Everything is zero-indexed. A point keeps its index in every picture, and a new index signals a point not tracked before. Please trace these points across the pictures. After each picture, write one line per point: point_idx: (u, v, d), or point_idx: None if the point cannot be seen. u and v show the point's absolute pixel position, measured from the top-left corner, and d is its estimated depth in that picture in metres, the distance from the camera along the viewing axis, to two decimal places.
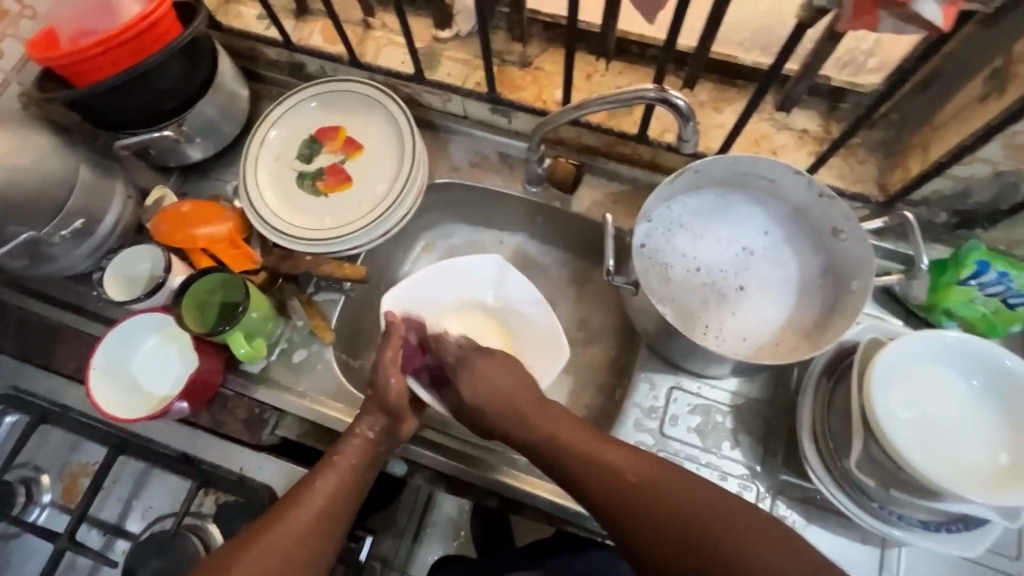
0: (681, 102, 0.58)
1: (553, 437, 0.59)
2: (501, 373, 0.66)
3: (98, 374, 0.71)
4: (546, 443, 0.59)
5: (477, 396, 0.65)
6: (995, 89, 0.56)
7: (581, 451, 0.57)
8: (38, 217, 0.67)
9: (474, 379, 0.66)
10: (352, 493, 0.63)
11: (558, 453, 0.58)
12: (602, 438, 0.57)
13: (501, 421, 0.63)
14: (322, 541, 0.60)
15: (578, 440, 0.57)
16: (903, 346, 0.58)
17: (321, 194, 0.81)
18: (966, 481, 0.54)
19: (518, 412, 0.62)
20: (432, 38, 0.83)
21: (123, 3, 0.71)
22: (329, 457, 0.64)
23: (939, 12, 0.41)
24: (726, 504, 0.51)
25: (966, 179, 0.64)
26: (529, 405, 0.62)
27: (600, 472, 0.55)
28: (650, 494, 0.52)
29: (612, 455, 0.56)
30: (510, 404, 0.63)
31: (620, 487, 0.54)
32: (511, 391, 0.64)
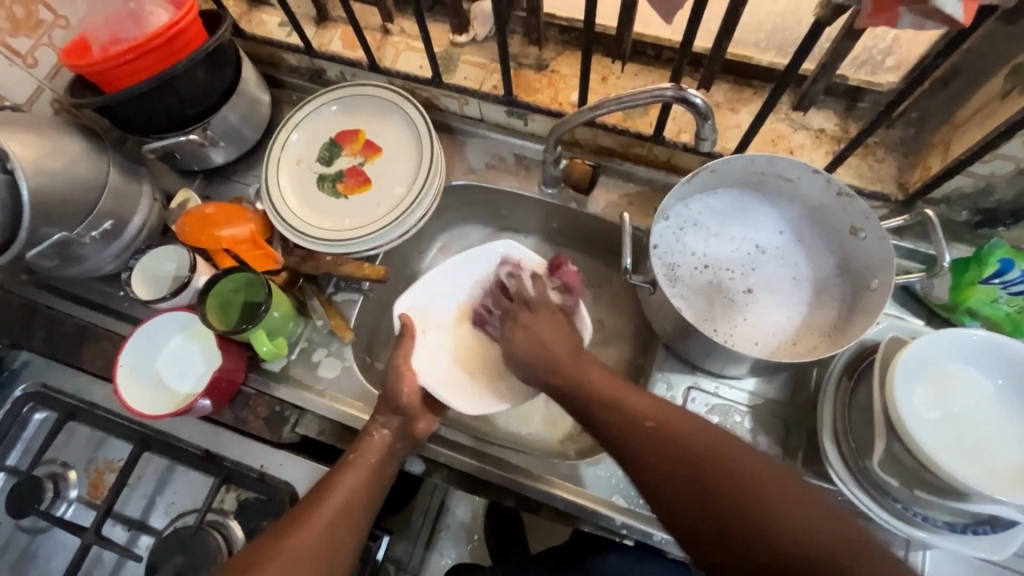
0: (699, 101, 0.58)
1: (610, 400, 0.57)
2: (548, 333, 0.65)
3: (124, 371, 0.72)
4: (601, 411, 0.57)
5: (523, 346, 0.65)
6: (1017, 86, 0.56)
7: (636, 419, 0.55)
8: (70, 219, 0.70)
9: (521, 335, 0.66)
10: (370, 492, 0.64)
11: (608, 420, 0.56)
12: (659, 405, 0.55)
13: (538, 374, 0.64)
14: (347, 535, 0.61)
15: (637, 406, 0.55)
16: (925, 344, 0.57)
17: (341, 196, 0.82)
18: (993, 481, 0.53)
19: (558, 370, 0.62)
20: (449, 43, 0.84)
21: (152, 11, 0.73)
22: (345, 460, 0.66)
23: (960, 7, 0.41)
24: (777, 476, 0.48)
25: (987, 176, 0.63)
26: (586, 373, 0.60)
27: (636, 448, 0.53)
28: (700, 464, 0.50)
29: (668, 423, 0.53)
30: (560, 365, 0.62)
31: (671, 458, 0.51)
32: (555, 346, 0.64)
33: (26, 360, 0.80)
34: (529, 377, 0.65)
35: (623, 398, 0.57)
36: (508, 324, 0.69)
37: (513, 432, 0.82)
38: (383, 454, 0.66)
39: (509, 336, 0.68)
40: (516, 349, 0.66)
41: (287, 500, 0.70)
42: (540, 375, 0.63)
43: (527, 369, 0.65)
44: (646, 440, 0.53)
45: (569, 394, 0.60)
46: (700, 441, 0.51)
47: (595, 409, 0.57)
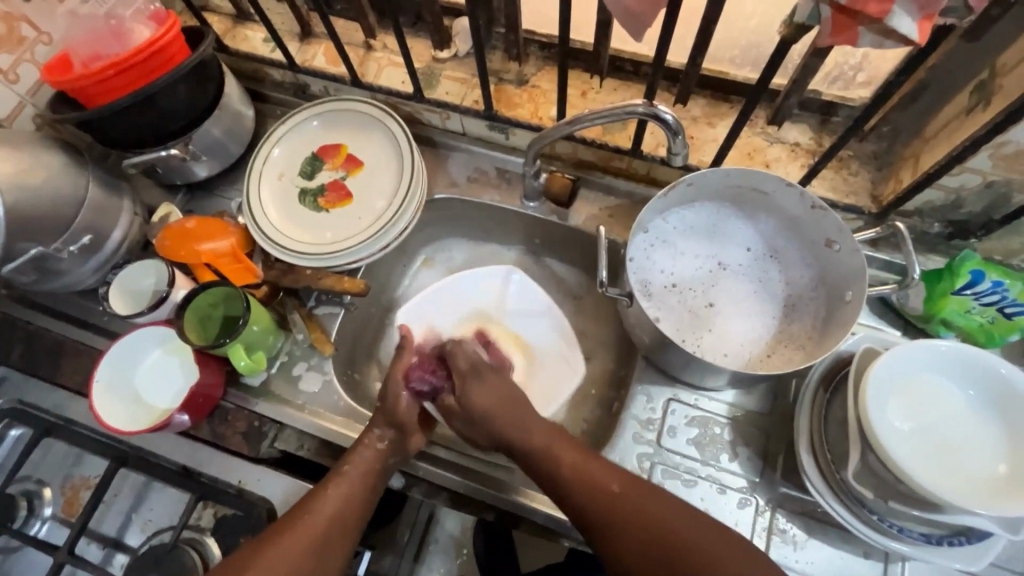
0: (669, 117, 0.59)
1: (577, 473, 0.59)
2: (502, 390, 0.68)
3: (101, 387, 0.72)
4: (576, 491, 0.58)
5: (479, 410, 0.66)
6: (980, 101, 0.57)
7: (599, 488, 0.57)
8: (47, 234, 0.69)
9: (480, 393, 0.67)
10: (360, 503, 0.64)
11: (573, 488, 0.58)
12: (618, 472, 0.58)
13: (502, 429, 0.64)
14: (335, 544, 0.61)
15: (599, 473, 0.58)
16: (898, 357, 0.57)
17: (322, 210, 0.82)
18: (965, 492, 0.53)
19: (527, 435, 0.63)
20: (431, 59, 0.85)
21: (134, 28, 0.74)
22: (343, 468, 0.65)
23: (914, 26, 0.41)
24: (731, 545, 0.52)
25: (957, 189, 0.64)
26: (553, 443, 0.62)
27: (606, 519, 0.56)
28: (658, 536, 0.53)
29: (631, 494, 0.56)
30: (530, 421, 0.64)
31: (631, 532, 0.54)
32: (503, 404, 0.66)
33: (3, 376, 0.79)
34: (488, 439, 0.67)
35: (586, 467, 0.59)
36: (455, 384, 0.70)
37: None
38: (377, 470, 0.66)
39: (465, 392, 0.68)
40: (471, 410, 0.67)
41: (265, 516, 0.69)
42: (496, 433, 0.65)
43: (485, 431, 0.66)
44: (609, 514, 0.56)
45: (535, 463, 0.62)
46: (658, 511, 0.55)
47: (567, 487, 0.58)
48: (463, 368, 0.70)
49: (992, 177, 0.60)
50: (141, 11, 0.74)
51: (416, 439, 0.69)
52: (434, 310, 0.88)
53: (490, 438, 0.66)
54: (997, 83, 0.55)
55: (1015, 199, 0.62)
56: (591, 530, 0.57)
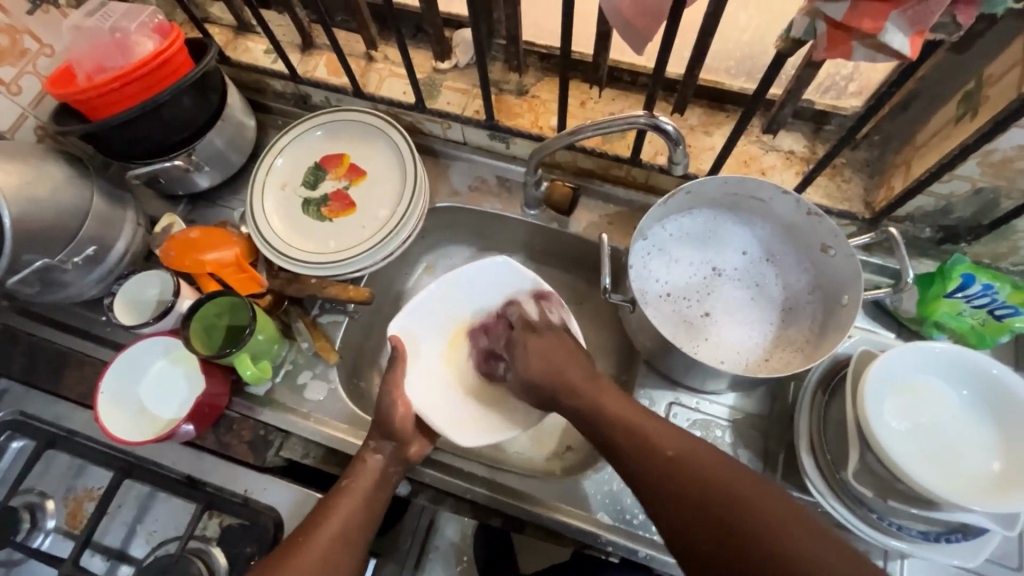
0: (670, 128, 0.61)
1: (633, 436, 0.58)
2: (552, 351, 0.67)
3: (105, 398, 0.72)
4: (633, 455, 0.57)
5: (527, 373, 0.67)
6: (968, 111, 0.59)
7: (654, 451, 0.56)
8: (51, 245, 0.70)
9: (532, 359, 0.68)
10: (365, 517, 0.64)
11: (628, 449, 0.58)
12: (676, 438, 0.57)
13: (556, 392, 0.65)
14: (345, 559, 0.61)
15: (657, 439, 0.57)
16: (893, 359, 0.59)
17: (326, 219, 0.83)
18: (961, 490, 0.54)
19: (580, 393, 0.63)
20: (432, 69, 0.86)
21: (138, 41, 0.74)
22: (340, 483, 0.65)
23: (906, 42, 0.43)
24: (783, 509, 0.50)
25: (947, 196, 0.66)
26: (601, 398, 0.62)
27: (660, 478, 0.55)
28: (713, 499, 0.52)
29: (687, 460, 0.55)
30: (570, 383, 0.64)
31: (689, 496, 0.53)
32: (554, 366, 0.66)
33: (4, 388, 0.79)
34: (535, 398, 0.68)
35: (643, 427, 0.58)
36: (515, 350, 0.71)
37: (499, 452, 0.82)
38: (377, 481, 0.66)
39: (516, 363, 0.69)
40: (522, 376, 0.68)
41: (271, 525, 0.70)
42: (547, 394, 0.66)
43: (541, 391, 0.67)
44: (666, 473, 0.55)
45: (587, 420, 0.62)
46: (716, 476, 0.53)
47: (618, 443, 0.59)
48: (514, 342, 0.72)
49: (980, 183, 0.62)
50: (145, 24, 0.75)
51: (423, 445, 0.70)
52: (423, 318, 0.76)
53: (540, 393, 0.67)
54: (985, 94, 0.57)
55: (1003, 204, 0.64)
56: (646, 489, 0.55)
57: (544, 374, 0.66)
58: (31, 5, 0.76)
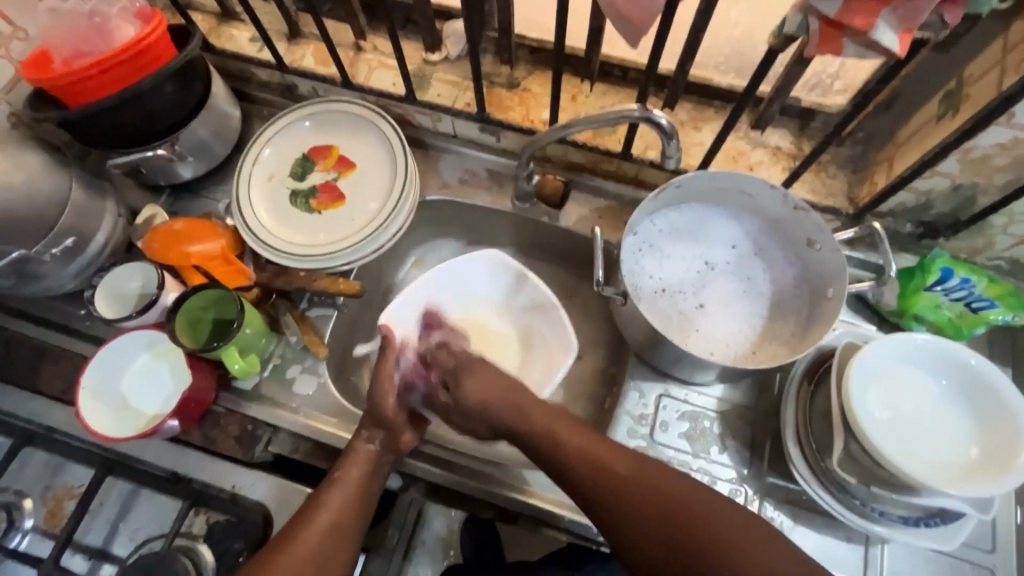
0: (664, 122, 0.61)
1: (588, 463, 0.58)
2: (497, 379, 0.67)
3: (86, 393, 0.70)
4: (582, 474, 0.58)
5: (472, 399, 0.67)
6: (949, 109, 0.61)
7: (608, 471, 0.57)
8: (28, 236, 0.67)
9: (473, 384, 0.67)
10: (356, 511, 0.64)
11: (573, 465, 0.58)
12: (627, 455, 0.58)
13: (502, 415, 0.65)
14: (337, 552, 0.60)
15: (607, 455, 0.58)
16: (876, 350, 0.61)
17: (314, 212, 0.82)
18: (939, 476, 0.56)
19: (528, 424, 0.63)
20: (422, 61, 0.85)
21: (118, 26, 0.72)
22: (330, 475, 0.65)
23: (895, 39, 0.44)
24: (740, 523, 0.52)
25: (927, 192, 0.68)
26: (553, 424, 0.62)
27: (619, 504, 0.55)
28: (656, 509, 0.54)
29: (639, 477, 0.56)
30: (523, 407, 0.65)
31: (638, 506, 0.55)
32: (504, 394, 0.66)
33: None
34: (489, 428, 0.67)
35: (594, 452, 0.58)
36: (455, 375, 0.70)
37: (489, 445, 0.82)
38: (368, 474, 0.66)
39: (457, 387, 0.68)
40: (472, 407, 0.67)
41: (261, 522, 0.69)
42: (502, 424, 0.65)
43: (483, 420, 0.67)
44: (612, 486, 0.56)
45: (544, 451, 0.61)
46: (670, 492, 0.55)
47: (578, 476, 0.58)
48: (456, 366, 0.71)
49: (959, 180, 0.64)
50: (126, 8, 0.73)
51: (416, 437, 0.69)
52: (414, 309, 0.80)
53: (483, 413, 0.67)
54: (965, 92, 0.59)
55: (980, 200, 0.66)
56: (593, 503, 0.57)
57: (500, 405, 0.65)
58: None
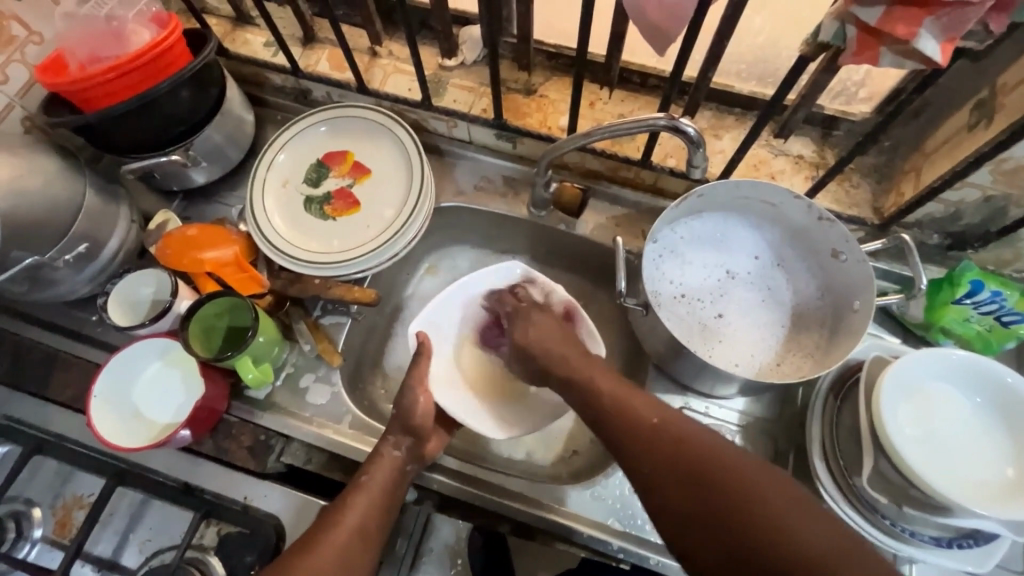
0: (691, 130, 0.60)
1: (618, 405, 0.58)
2: (544, 329, 0.69)
3: (97, 402, 0.68)
4: (607, 412, 0.59)
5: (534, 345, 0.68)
6: (982, 119, 0.60)
7: (639, 420, 0.56)
8: (42, 242, 0.66)
9: (529, 331, 0.69)
10: (382, 514, 0.62)
11: (605, 409, 0.59)
12: (657, 406, 0.58)
13: (548, 363, 0.66)
14: (363, 555, 0.60)
15: (634, 400, 0.58)
16: (907, 366, 0.59)
17: (328, 218, 0.81)
18: (977, 497, 0.54)
19: (567, 365, 0.64)
20: (438, 66, 0.84)
21: (134, 29, 0.71)
22: (355, 479, 0.64)
23: (937, 47, 0.42)
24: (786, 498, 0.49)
25: (957, 203, 0.66)
26: (589, 370, 0.63)
27: (646, 450, 0.55)
28: (684, 453, 0.53)
29: (671, 424, 0.55)
30: (568, 357, 0.65)
31: (660, 451, 0.54)
32: (558, 338, 0.68)
33: None
34: (532, 373, 0.69)
35: (629, 400, 0.58)
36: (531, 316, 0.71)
37: (505, 457, 0.80)
38: (394, 480, 0.65)
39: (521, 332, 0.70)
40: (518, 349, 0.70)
41: (273, 536, 0.67)
42: (540, 368, 0.67)
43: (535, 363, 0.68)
44: (633, 423, 0.57)
45: (575, 395, 0.62)
46: (697, 444, 0.53)
47: (605, 412, 0.59)
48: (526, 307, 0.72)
49: (991, 191, 0.63)
50: (142, 12, 0.72)
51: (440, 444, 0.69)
52: (450, 319, 0.76)
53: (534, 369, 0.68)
54: (999, 102, 0.58)
55: (1012, 212, 0.65)
56: (616, 440, 0.57)
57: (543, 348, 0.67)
58: None
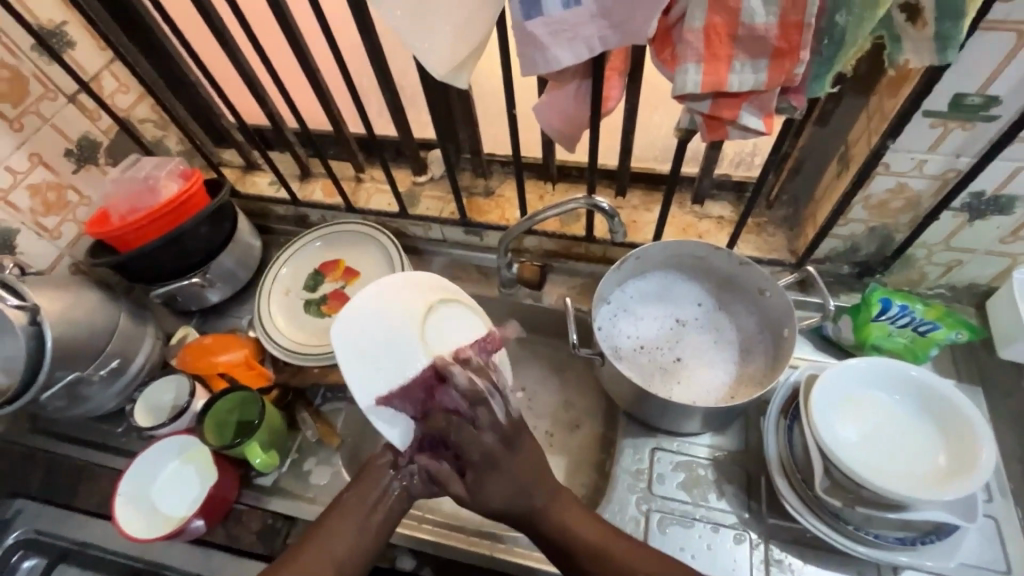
0: (605, 205, 0.75)
1: (580, 535, 0.64)
2: (514, 476, 0.67)
3: (123, 499, 0.76)
4: (575, 563, 0.64)
5: (492, 505, 0.66)
6: (844, 167, 0.73)
7: (625, 573, 0.62)
8: (82, 361, 0.78)
9: (493, 484, 0.66)
10: (377, 525, 0.67)
11: (580, 550, 0.64)
12: (642, 552, 0.63)
13: (516, 502, 0.66)
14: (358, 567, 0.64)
15: (599, 544, 0.64)
16: (833, 377, 0.67)
17: (325, 316, 0.93)
18: (917, 487, 0.60)
19: (543, 508, 0.66)
20: (412, 183, 1.02)
21: (164, 184, 0.89)
22: (330, 512, 0.67)
23: (760, 122, 0.56)
24: None
25: (850, 237, 0.78)
26: (559, 517, 0.65)
27: None
28: None
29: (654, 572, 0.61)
30: (577, 532, 0.65)
31: None
32: (525, 485, 0.67)
33: (19, 508, 0.82)
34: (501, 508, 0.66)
35: (589, 538, 0.64)
36: (469, 474, 0.67)
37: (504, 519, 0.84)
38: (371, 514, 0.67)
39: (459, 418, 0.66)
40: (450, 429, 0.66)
41: None
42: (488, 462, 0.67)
43: (496, 507, 0.66)
44: (608, 565, 0.62)
45: (540, 529, 0.66)
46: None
47: (580, 553, 0.63)
48: (476, 461, 0.67)
49: (871, 224, 0.75)
50: (172, 171, 0.91)
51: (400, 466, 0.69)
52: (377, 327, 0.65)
53: (489, 516, 0.67)
54: (851, 154, 0.72)
55: (896, 237, 0.76)
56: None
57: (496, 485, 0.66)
58: (76, 166, 0.92)
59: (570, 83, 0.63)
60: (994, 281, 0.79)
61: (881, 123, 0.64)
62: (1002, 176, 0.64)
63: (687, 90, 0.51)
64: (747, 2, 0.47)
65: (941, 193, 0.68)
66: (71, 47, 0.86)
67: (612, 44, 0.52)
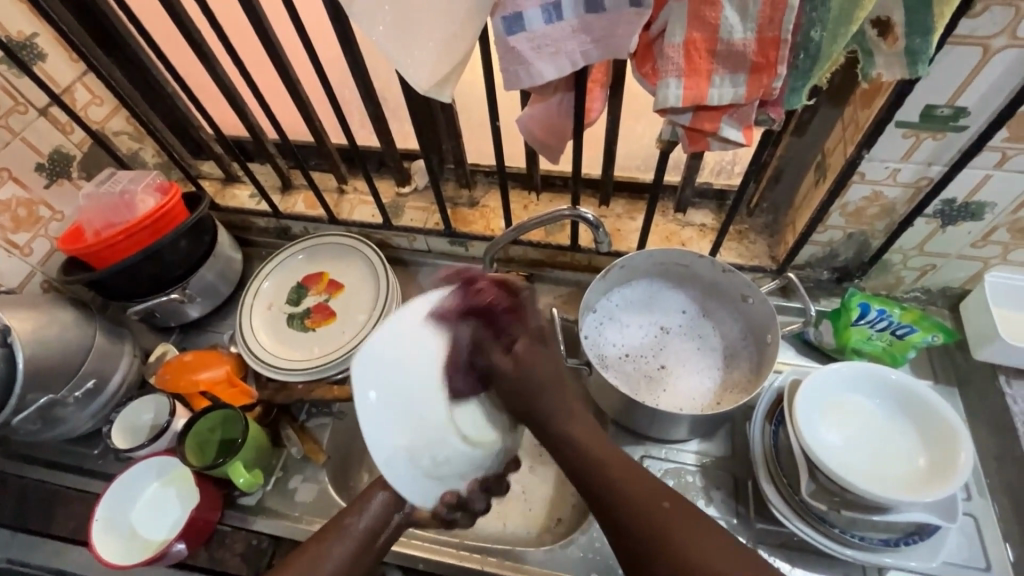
0: (589, 215, 0.76)
1: (593, 449, 0.58)
2: (539, 373, 0.60)
3: (99, 525, 0.74)
4: (584, 468, 0.57)
5: (520, 391, 0.59)
6: (821, 175, 0.75)
7: (637, 495, 0.54)
8: (56, 382, 0.76)
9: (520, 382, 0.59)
10: (364, 558, 0.61)
11: (585, 456, 0.57)
12: (665, 489, 0.54)
13: (538, 397, 0.59)
14: None
15: (604, 454, 0.57)
16: (816, 382, 0.68)
17: (309, 330, 0.92)
18: (900, 488, 0.61)
19: (564, 414, 0.60)
20: (395, 194, 1.01)
21: (140, 198, 0.87)
22: (307, 545, 0.60)
23: (740, 134, 0.57)
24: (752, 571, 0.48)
25: (829, 244, 0.80)
26: (569, 426, 0.59)
27: (637, 525, 0.53)
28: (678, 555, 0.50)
29: (674, 509, 0.53)
30: (592, 446, 0.58)
31: (651, 516, 0.53)
32: (553, 383, 0.60)
33: None
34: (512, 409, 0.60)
35: (603, 456, 0.57)
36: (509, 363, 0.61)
37: (495, 531, 0.83)
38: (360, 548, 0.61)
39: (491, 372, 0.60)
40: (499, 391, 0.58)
41: None
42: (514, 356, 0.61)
43: (512, 397, 0.60)
44: (608, 473, 0.56)
45: (548, 433, 0.59)
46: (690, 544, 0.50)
47: (584, 461, 0.57)
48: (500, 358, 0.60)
49: (849, 230, 0.77)
50: (148, 184, 0.89)
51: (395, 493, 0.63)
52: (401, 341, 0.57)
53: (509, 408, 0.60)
54: (828, 162, 0.73)
55: (873, 243, 0.78)
56: (589, 488, 0.56)
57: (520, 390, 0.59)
58: (48, 180, 0.89)
59: (554, 97, 0.63)
60: (967, 285, 0.81)
61: (856, 134, 0.66)
62: (972, 184, 0.66)
63: (669, 104, 0.52)
64: (725, 19, 0.48)
65: (915, 201, 0.70)
66: (41, 59, 0.84)
67: (594, 58, 0.52)
